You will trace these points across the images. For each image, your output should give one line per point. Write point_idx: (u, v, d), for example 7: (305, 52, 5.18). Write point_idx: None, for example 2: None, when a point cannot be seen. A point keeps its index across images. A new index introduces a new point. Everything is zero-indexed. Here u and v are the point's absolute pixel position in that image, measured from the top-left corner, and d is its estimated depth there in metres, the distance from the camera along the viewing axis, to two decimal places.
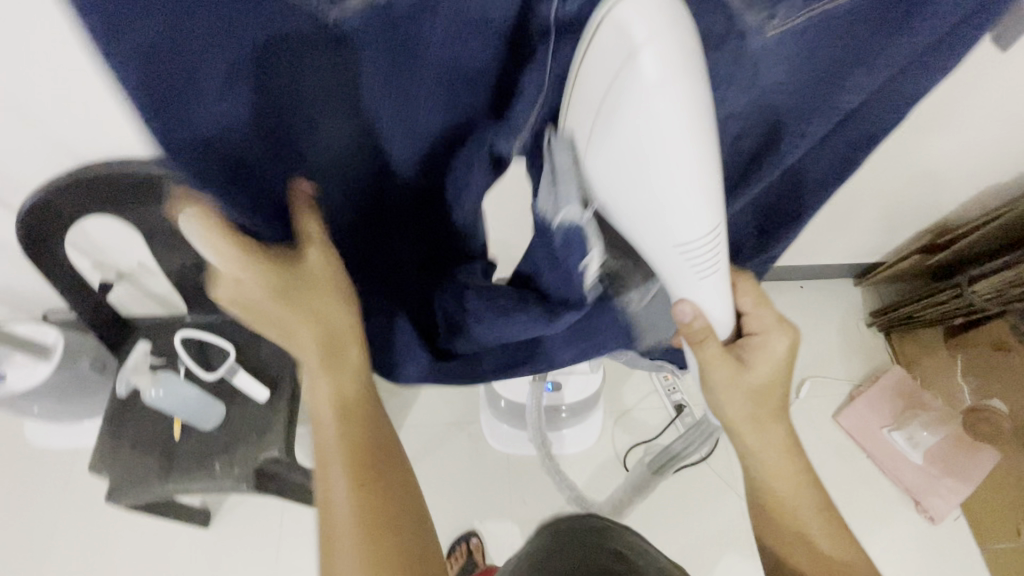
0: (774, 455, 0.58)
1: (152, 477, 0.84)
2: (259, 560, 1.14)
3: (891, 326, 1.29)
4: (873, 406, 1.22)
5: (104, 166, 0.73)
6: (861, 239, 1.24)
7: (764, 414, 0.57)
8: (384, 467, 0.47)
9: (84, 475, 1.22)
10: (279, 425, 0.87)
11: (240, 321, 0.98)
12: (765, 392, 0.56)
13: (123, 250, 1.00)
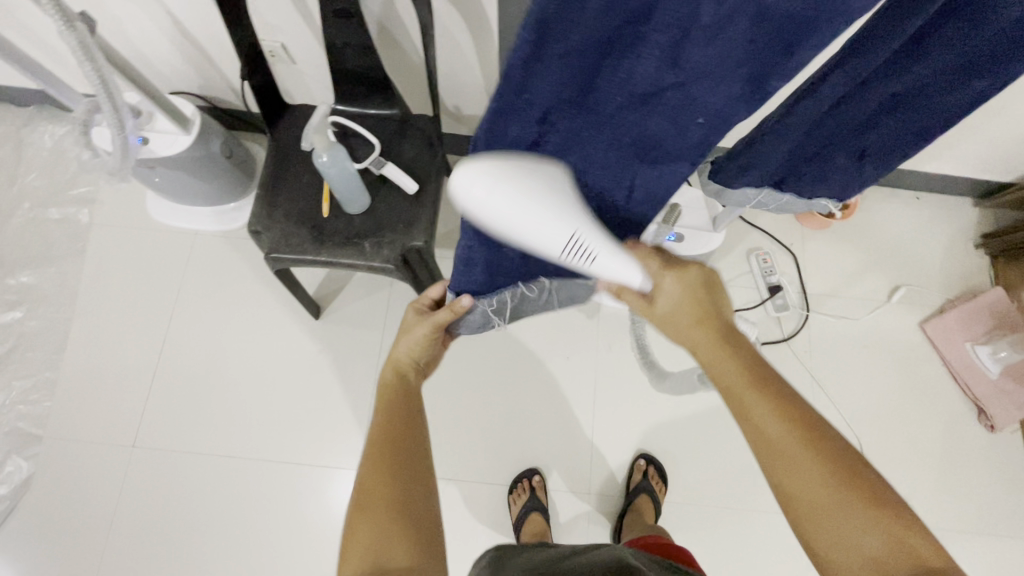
0: (727, 373, 0.55)
1: (306, 246, 0.89)
2: (362, 358, 1.24)
3: (1003, 251, 1.27)
4: (963, 320, 1.24)
5: None
6: (1005, 153, 1.19)
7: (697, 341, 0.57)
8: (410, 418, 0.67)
9: (202, 260, 1.30)
10: (426, 219, 0.91)
11: (385, 118, 0.99)
12: (677, 322, 0.58)
13: (268, 31, 0.97)
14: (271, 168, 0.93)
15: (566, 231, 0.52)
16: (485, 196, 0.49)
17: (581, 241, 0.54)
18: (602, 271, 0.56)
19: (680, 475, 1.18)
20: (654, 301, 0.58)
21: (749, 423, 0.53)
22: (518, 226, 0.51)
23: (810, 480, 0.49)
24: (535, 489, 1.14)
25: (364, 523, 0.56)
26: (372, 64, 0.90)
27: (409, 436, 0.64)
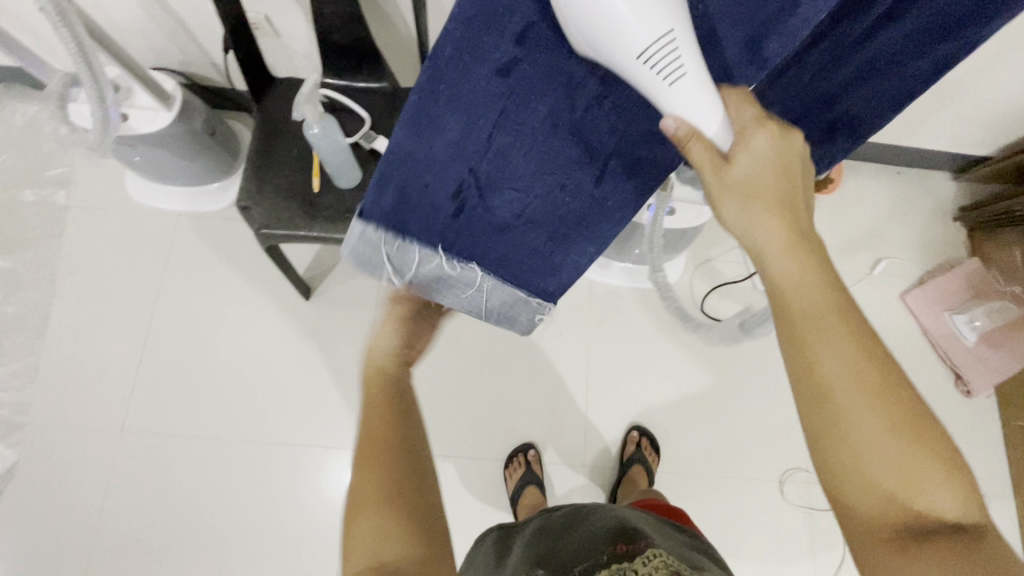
0: (799, 281, 0.47)
1: (298, 221, 0.88)
2: (355, 338, 1.23)
3: (981, 223, 1.31)
4: (941, 290, 1.28)
5: None
6: (983, 127, 1.22)
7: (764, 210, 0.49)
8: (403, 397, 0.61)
9: (188, 241, 1.27)
10: None
11: (374, 92, 0.97)
12: (756, 201, 0.50)
13: (253, 2, 0.95)
14: (259, 144, 0.91)
15: (659, 37, 0.47)
16: None
17: (673, 49, 0.48)
18: (681, 100, 0.50)
19: (673, 445, 1.20)
20: (732, 162, 0.51)
21: (794, 302, 0.47)
22: (616, 6, 0.45)
23: (864, 372, 0.44)
24: (531, 463, 1.15)
25: (363, 517, 0.50)
26: (359, 33, 0.88)
27: (405, 424, 0.58)
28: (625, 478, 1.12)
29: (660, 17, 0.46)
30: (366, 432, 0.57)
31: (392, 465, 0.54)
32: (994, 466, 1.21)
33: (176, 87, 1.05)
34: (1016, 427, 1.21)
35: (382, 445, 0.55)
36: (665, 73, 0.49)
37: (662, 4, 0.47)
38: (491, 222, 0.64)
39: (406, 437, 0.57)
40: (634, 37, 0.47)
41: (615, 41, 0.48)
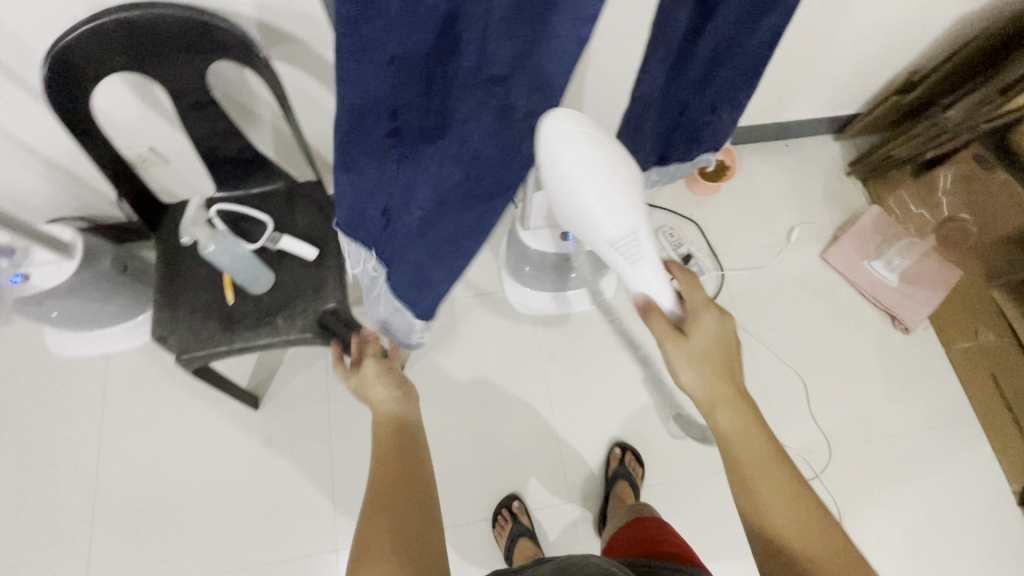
0: (749, 440, 0.64)
1: (218, 337, 0.87)
2: (314, 436, 1.21)
3: (868, 171, 1.42)
4: (856, 242, 1.36)
5: (130, 12, 0.71)
6: (843, 91, 1.33)
7: (718, 388, 0.65)
8: (410, 456, 0.69)
9: (123, 383, 1.23)
10: (333, 280, 0.91)
11: (272, 194, 0.99)
12: (708, 359, 0.65)
13: (134, 138, 0.97)
14: (166, 272, 0.91)
15: (627, 226, 0.61)
16: (576, 163, 0.58)
17: (633, 234, 0.61)
18: (641, 280, 0.64)
19: (652, 455, 1.21)
20: (688, 335, 0.65)
21: (739, 450, 0.64)
22: (588, 206, 0.60)
23: (778, 509, 0.61)
24: (518, 515, 1.12)
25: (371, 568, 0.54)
26: (241, 144, 0.91)
27: (415, 477, 0.66)
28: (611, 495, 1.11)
29: (626, 209, 0.60)
30: (375, 484, 0.64)
31: (401, 510, 0.60)
32: (951, 393, 1.27)
33: (73, 233, 1.04)
34: (958, 350, 1.28)
35: (390, 496, 0.62)
36: (626, 255, 0.62)
37: (629, 206, 0.61)
38: (412, 223, 0.70)
39: (414, 485, 0.64)
40: (597, 224, 0.61)
41: (585, 220, 0.61)
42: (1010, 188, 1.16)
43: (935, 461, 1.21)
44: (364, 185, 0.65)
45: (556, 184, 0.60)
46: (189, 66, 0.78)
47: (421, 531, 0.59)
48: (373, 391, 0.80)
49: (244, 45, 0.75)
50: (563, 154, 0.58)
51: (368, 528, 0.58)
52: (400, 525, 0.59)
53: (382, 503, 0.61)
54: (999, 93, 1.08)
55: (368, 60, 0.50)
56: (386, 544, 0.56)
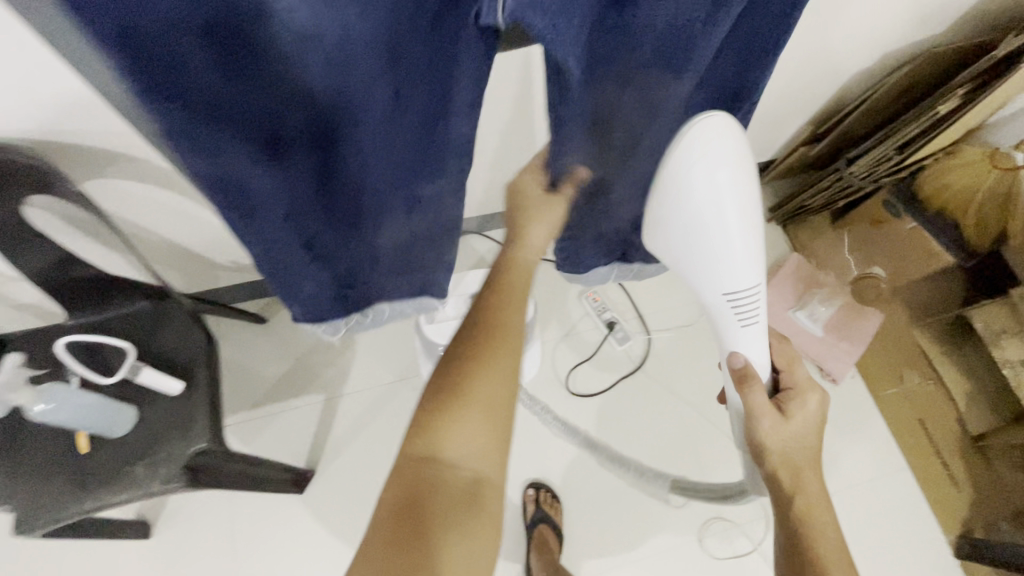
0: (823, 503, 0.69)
1: (65, 499, 0.76)
2: (215, 559, 1.08)
3: (787, 219, 1.40)
4: (778, 292, 1.33)
5: None
6: (754, 143, 1.31)
7: (803, 452, 0.71)
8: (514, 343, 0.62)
9: None
10: (205, 414, 0.82)
11: (132, 315, 0.88)
12: (798, 434, 0.71)
13: None
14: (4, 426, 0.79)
15: (753, 284, 0.68)
16: (711, 206, 0.62)
17: (755, 292, 0.69)
18: (746, 335, 0.73)
19: (588, 541, 1.15)
20: (785, 405, 0.73)
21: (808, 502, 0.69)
22: (705, 250, 0.66)
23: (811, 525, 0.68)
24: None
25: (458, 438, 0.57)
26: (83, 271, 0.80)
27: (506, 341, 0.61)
28: (533, 543, 1.10)
29: (754, 266, 0.67)
30: (480, 370, 0.59)
31: (486, 427, 0.58)
32: (883, 442, 1.26)
33: None
34: (888, 397, 1.27)
35: (487, 406, 0.58)
36: (739, 309, 0.70)
37: (752, 256, 0.66)
38: (375, 272, 0.76)
39: (509, 368, 0.60)
40: (719, 273, 0.67)
41: (703, 265, 0.68)
42: (920, 238, 1.18)
43: (868, 515, 1.20)
44: (306, 292, 0.68)
45: (670, 215, 0.66)
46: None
47: (495, 440, 0.58)
48: (536, 233, 0.71)
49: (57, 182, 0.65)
50: (722, 193, 0.61)
51: (464, 361, 0.59)
52: (477, 439, 0.57)
53: (467, 390, 0.58)
54: (898, 150, 1.06)
55: (264, 224, 0.53)
56: (465, 405, 0.57)
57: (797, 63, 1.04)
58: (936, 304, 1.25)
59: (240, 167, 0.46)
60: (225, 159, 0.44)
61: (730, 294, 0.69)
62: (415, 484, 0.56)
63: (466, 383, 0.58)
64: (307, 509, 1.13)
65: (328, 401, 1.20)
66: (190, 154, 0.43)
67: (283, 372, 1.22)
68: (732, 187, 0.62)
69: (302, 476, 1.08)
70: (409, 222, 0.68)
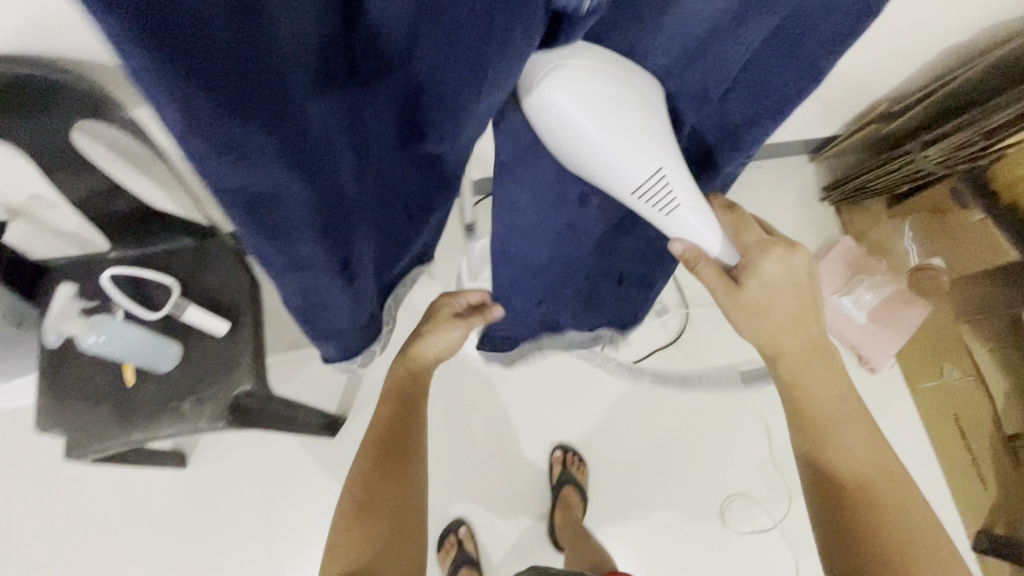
0: (820, 380, 0.65)
1: (114, 428, 0.77)
2: (248, 495, 1.11)
3: (844, 199, 1.34)
4: (824, 275, 1.30)
5: None
6: (821, 118, 1.25)
7: (783, 334, 0.64)
8: (402, 445, 0.72)
9: (26, 442, 1.10)
10: (249, 358, 0.81)
11: (177, 252, 0.86)
12: (772, 306, 0.62)
13: (7, 184, 0.82)
14: (49, 354, 0.79)
15: (654, 167, 0.51)
16: (568, 116, 0.47)
17: (663, 179, 0.52)
18: (680, 223, 0.56)
19: (610, 505, 1.17)
20: (743, 283, 0.61)
21: (808, 402, 0.65)
22: (594, 154, 0.50)
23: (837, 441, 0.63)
24: (463, 542, 1.09)
25: (358, 527, 0.66)
26: (134, 204, 0.78)
27: (402, 447, 0.72)
28: (558, 502, 1.11)
29: (651, 142, 0.50)
30: (368, 473, 0.70)
31: (376, 516, 0.67)
32: (913, 434, 1.25)
33: None
34: (923, 392, 1.25)
35: (373, 506, 0.68)
36: (659, 208, 0.54)
37: (643, 135, 0.49)
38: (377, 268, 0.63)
39: (398, 470, 0.70)
40: (615, 173, 0.51)
41: (595, 166, 0.51)
42: (988, 233, 1.12)
43: None
44: (338, 327, 0.57)
45: (542, 127, 0.50)
46: (48, 125, 0.63)
47: (389, 526, 0.67)
48: (433, 339, 0.79)
49: None
50: (561, 99, 0.46)
51: (359, 471, 0.70)
52: (371, 529, 0.66)
53: (357, 492, 0.69)
54: (983, 137, 0.98)
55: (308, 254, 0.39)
56: (359, 511, 0.67)
57: (892, 33, 0.96)
58: (989, 305, 1.17)
59: (296, 192, 0.32)
60: (265, 170, 0.29)
61: (636, 195, 0.53)
62: (343, 572, 0.63)
63: (355, 486, 0.69)
64: (338, 454, 1.15)
65: None
66: (215, 170, 0.26)
67: None
68: (577, 73, 0.45)
69: (333, 422, 1.09)
70: (397, 194, 0.56)
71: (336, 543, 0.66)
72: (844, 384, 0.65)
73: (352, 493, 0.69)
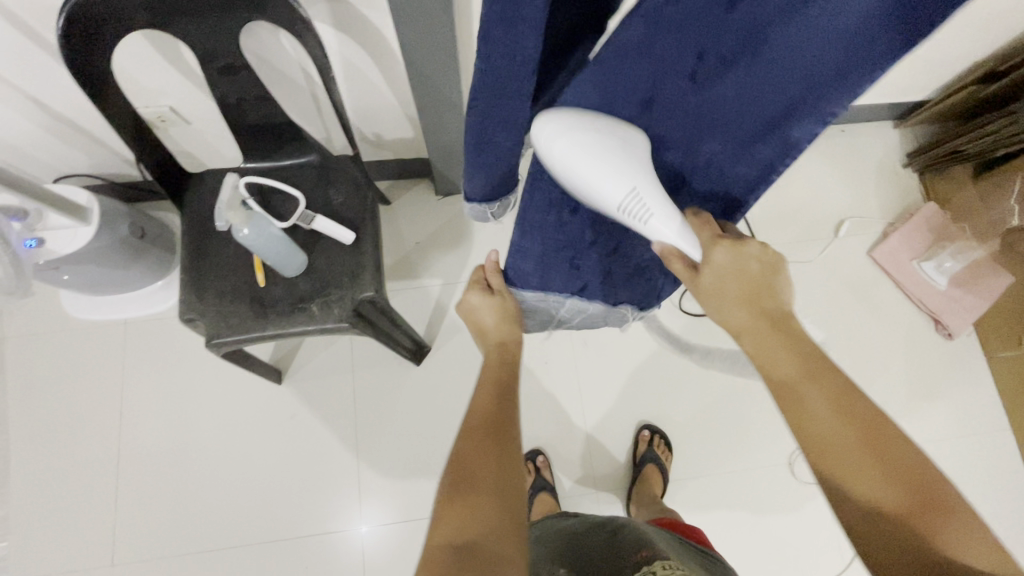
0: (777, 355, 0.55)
1: (251, 321, 0.82)
2: (341, 412, 1.19)
3: (929, 164, 1.33)
4: (905, 241, 1.30)
5: None
6: (913, 78, 1.24)
7: (744, 317, 0.57)
8: (502, 425, 0.61)
9: (145, 347, 1.20)
10: (371, 268, 0.86)
11: (302, 168, 0.92)
12: (727, 291, 0.58)
13: (154, 93, 0.87)
14: (190, 253, 0.85)
15: (629, 186, 0.54)
16: (569, 146, 0.53)
17: (640, 197, 0.55)
18: (660, 232, 0.57)
19: (679, 446, 1.21)
20: (704, 268, 0.58)
21: (776, 375, 0.54)
22: (586, 175, 0.54)
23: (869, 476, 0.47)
24: (540, 469, 1.17)
25: (463, 501, 0.51)
26: (276, 116, 0.83)
27: (507, 424, 0.62)
28: (640, 478, 1.14)
29: (634, 175, 0.55)
30: (467, 448, 0.57)
31: (478, 489, 0.52)
32: (987, 403, 1.24)
33: (88, 195, 0.98)
34: (999, 360, 1.24)
35: (483, 480, 0.53)
36: (638, 219, 0.57)
37: (632, 171, 0.54)
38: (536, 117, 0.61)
39: (510, 450, 0.57)
40: (604, 189, 0.55)
41: (577, 183, 0.55)
42: None
43: (960, 466, 1.20)
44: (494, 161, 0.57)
45: (550, 163, 0.55)
46: (220, 28, 0.68)
47: (502, 495, 0.52)
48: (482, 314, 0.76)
49: (286, 8, 0.65)
50: (559, 142, 0.53)
51: (458, 448, 0.57)
52: (478, 501, 0.51)
53: (451, 469, 0.55)
54: None
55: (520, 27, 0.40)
56: (462, 488, 0.52)
57: None
58: None
59: None
60: None
61: (620, 209, 0.56)
62: (448, 549, 0.47)
63: (454, 462, 0.56)
64: (421, 381, 1.21)
65: (444, 285, 1.26)
66: None
67: (405, 253, 1.28)
68: (569, 131, 0.53)
69: (422, 349, 1.15)
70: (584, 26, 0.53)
71: (433, 532, 0.49)
72: (817, 361, 0.53)
73: (448, 471, 0.55)
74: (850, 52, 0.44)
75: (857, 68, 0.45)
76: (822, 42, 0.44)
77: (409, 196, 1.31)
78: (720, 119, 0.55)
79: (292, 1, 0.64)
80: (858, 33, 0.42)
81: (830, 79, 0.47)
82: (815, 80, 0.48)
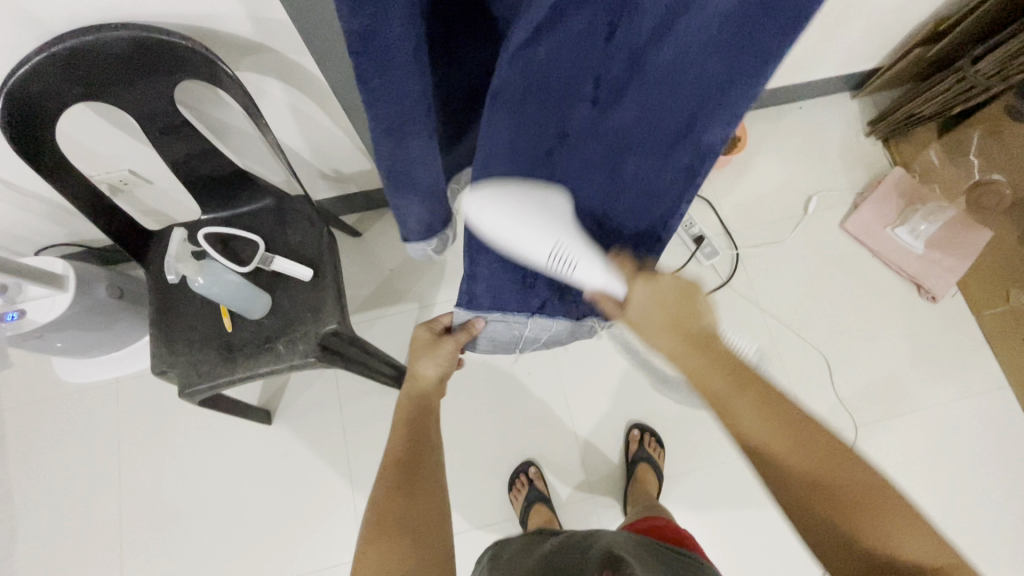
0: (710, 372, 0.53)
1: (220, 366, 0.84)
2: (332, 445, 1.21)
3: (891, 131, 1.32)
4: (877, 209, 1.29)
5: (64, 37, 0.63)
6: (860, 49, 1.25)
7: (675, 343, 0.55)
8: (418, 465, 0.65)
9: (138, 403, 1.23)
10: (332, 300, 0.88)
11: (259, 212, 0.94)
12: (652, 322, 0.55)
13: (111, 159, 0.91)
14: (158, 305, 0.88)
15: (553, 242, 0.49)
16: (488, 219, 0.47)
17: (565, 251, 0.50)
18: (586, 278, 0.53)
19: (671, 442, 1.20)
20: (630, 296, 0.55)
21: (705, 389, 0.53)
22: (511, 246, 0.48)
23: (818, 489, 0.48)
24: (533, 480, 1.16)
25: (375, 548, 0.58)
26: (225, 166, 0.86)
27: (424, 463, 0.65)
28: (633, 478, 1.13)
29: (560, 231, 0.49)
30: (382, 493, 0.62)
31: (391, 537, 0.58)
32: (982, 363, 1.21)
33: (62, 263, 1.01)
34: (988, 317, 1.22)
35: (395, 525, 0.59)
36: (563, 270, 0.52)
37: (558, 226, 0.50)
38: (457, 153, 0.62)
39: (422, 493, 0.62)
40: (530, 248, 0.49)
41: (506, 247, 0.49)
42: None
43: (961, 429, 1.18)
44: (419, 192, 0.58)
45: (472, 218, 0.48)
46: (153, 90, 0.71)
47: (412, 540, 0.59)
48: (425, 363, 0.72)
49: (209, 62, 0.68)
50: (481, 213, 0.47)
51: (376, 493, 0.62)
52: (390, 548, 0.58)
53: (367, 514, 0.61)
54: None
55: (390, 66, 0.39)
56: (376, 534, 0.59)
57: None
58: None
59: None
60: None
61: (551, 265, 0.51)
62: None
63: (371, 507, 0.62)
64: None
65: (422, 308, 1.28)
66: None
67: (380, 281, 1.30)
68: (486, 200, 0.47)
69: None
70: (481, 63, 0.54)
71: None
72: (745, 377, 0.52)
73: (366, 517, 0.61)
74: (732, 59, 0.37)
75: (745, 73, 0.38)
76: (701, 51, 0.38)
77: (379, 226, 1.33)
78: (628, 137, 0.49)
79: (211, 56, 0.67)
80: (734, 37, 0.36)
81: (720, 90, 0.40)
82: (706, 95, 0.41)
